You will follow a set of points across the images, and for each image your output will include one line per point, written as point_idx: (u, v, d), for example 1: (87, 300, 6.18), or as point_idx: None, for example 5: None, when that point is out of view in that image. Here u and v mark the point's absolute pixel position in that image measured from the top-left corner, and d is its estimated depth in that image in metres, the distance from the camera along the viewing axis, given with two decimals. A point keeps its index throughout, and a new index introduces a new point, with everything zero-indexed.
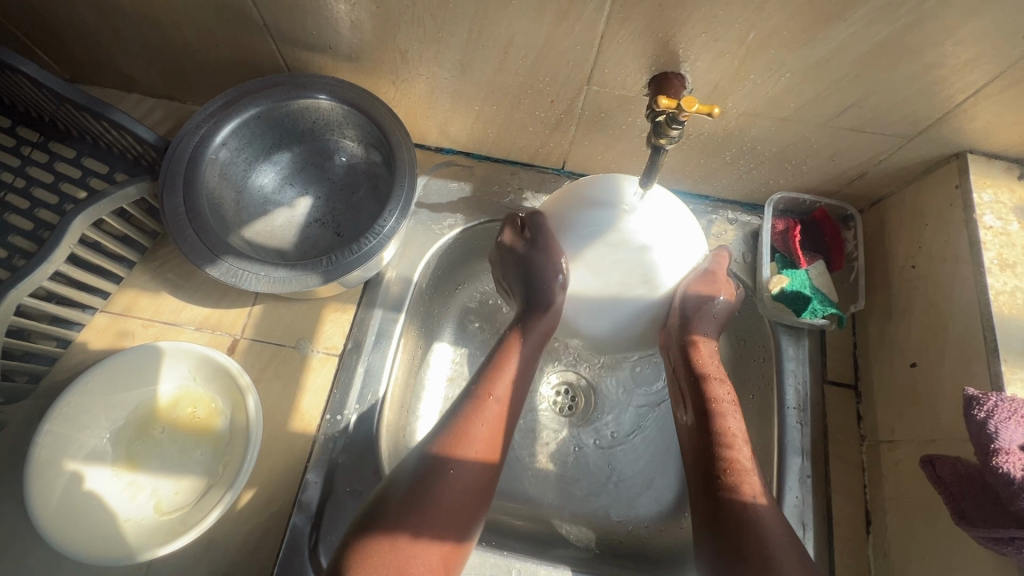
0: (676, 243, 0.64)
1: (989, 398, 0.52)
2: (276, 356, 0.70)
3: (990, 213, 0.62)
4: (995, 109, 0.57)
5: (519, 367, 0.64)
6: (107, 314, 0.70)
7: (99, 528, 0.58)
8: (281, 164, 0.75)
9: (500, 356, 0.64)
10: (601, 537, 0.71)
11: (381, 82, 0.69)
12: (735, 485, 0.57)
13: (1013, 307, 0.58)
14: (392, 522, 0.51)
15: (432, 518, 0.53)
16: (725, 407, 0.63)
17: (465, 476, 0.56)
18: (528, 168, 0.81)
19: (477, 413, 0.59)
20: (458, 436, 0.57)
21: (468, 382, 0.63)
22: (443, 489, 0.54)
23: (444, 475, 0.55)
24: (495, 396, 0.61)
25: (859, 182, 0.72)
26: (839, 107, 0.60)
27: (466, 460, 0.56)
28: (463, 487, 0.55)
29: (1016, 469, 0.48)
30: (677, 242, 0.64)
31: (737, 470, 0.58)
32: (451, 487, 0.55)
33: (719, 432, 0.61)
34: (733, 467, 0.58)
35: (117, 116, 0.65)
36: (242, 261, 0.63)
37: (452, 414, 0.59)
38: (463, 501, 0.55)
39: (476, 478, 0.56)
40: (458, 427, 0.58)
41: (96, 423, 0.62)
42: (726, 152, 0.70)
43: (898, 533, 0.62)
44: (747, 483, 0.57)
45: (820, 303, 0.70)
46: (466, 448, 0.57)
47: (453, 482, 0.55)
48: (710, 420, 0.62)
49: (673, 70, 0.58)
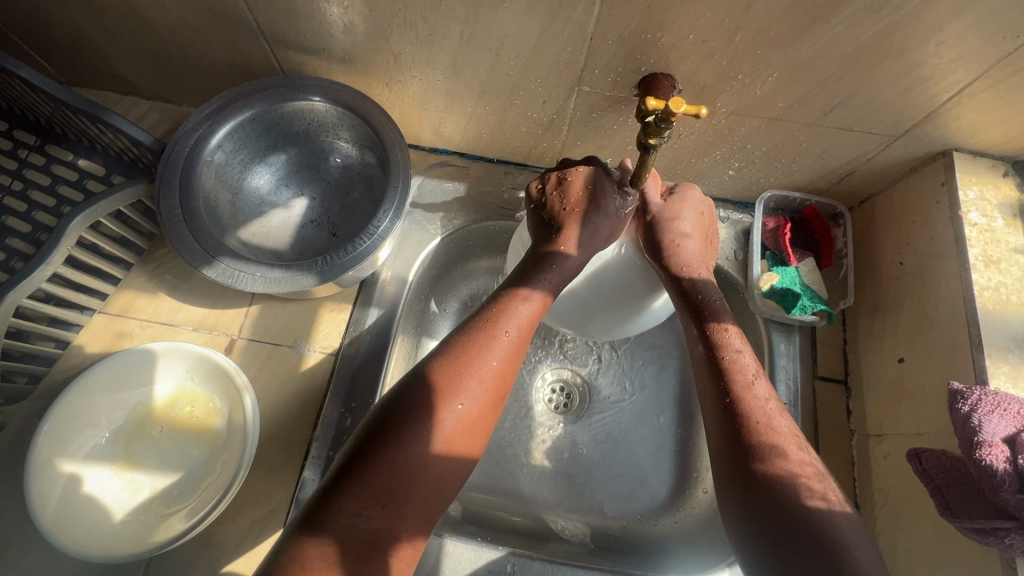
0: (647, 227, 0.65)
1: (974, 392, 0.53)
2: (273, 356, 0.70)
3: (976, 210, 0.63)
4: (979, 108, 0.58)
5: (533, 307, 0.56)
6: (105, 315, 0.71)
7: (100, 526, 0.59)
8: (277, 165, 0.76)
9: (491, 315, 0.55)
10: (595, 532, 0.72)
11: (375, 84, 0.70)
12: (792, 479, 0.49)
13: (998, 302, 0.59)
14: (364, 502, 0.44)
15: (412, 498, 0.46)
16: (761, 396, 0.54)
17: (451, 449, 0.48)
18: (522, 168, 0.82)
19: (473, 364, 0.51)
20: (451, 387, 0.50)
21: (473, 319, 0.56)
22: (425, 464, 0.47)
23: (426, 446, 0.47)
24: (490, 359, 0.53)
25: (847, 180, 0.73)
26: (827, 107, 0.60)
27: (450, 430, 0.49)
28: (448, 464, 0.48)
29: (999, 461, 0.50)
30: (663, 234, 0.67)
31: (807, 478, 0.49)
32: (433, 462, 0.47)
33: (764, 424, 0.52)
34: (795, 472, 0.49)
35: (114, 119, 0.66)
36: (239, 261, 0.64)
37: (443, 364, 0.51)
38: (449, 478, 0.48)
39: (466, 451, 0.50)
40: (443, 392, 0.50)
41: (95, 423, 0.63)
42: (717, 151, 0.71)
43: (886, 525, 0.63)
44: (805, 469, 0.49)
45: (809, 300, 0.71)
46: (452, 417, 0.49)
47: (442, 441, 0.48)
48: (752, 407, 0.53)
49: (662, 70, 0.59)
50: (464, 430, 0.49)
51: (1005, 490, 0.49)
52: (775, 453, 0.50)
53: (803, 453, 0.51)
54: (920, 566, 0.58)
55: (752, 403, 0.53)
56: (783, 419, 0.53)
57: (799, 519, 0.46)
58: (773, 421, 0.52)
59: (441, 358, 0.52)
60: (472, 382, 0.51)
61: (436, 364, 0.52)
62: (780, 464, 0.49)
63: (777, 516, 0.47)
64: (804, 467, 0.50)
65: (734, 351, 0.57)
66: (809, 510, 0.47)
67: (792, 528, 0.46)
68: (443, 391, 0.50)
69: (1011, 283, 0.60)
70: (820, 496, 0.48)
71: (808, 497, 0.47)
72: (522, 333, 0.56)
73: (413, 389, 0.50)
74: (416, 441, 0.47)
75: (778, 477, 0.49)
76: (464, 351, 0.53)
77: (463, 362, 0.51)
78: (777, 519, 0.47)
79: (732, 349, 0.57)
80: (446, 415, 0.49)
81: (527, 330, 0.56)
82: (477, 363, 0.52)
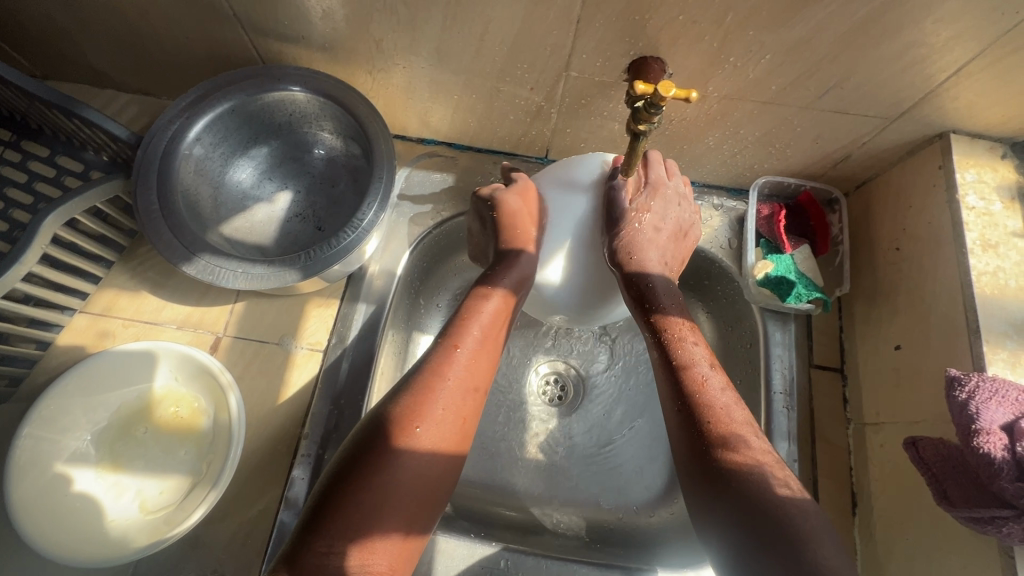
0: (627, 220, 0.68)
1: (971, 378, 0.52)
2: (259, 354, 0.69)
3: (973, 193, 0.62)
4: (977, 88, 0.57)
5: (489, 319, 0.60)
6: (86, 315, 0.70)
7: (84, 530, 0.58)
8: (259, 159, 0.74)
9: (454, 334, 0.58)
10: (591, 525, 0.71)
11: (358, 73, 0.68)
12: (761, 478, 0.49)
13: (996, 287, 0.58)
14: (336, 534, 0.45)
15: (384, 524, 0.47)
16: (716, 386, 0.56)
17: (417, 472, 0.49)
18: (511, 158, 0.80)
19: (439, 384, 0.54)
20: (420, 409, 0.52)
21: (433, 342, 0.59)
22: (393, 491, 0.48)
23: (392, 473, 0.48)
24: (450, 375, 0.55)
25: (843, 165, 0.72)
26: (821, 89, 0.59)
27: (417, 454, 0.50)
28: (416, 488, 0.49)
29: (995, 449, 0.49)
30: None
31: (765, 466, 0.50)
32: (403, 487, 0.48)
33: (722, 417, 0.53)
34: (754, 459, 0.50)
35: (89, 113, 0.64)
36: (219, 258, 0.62)
37: (410, 388, 0.54)
38: (420, 501, 0.49)
39: (434, 471, 0.51)
40: (405, 417, 0.51)
41: (77, 425, 0.62)
42: (710, 137, 0.69)
43: (883, 514, 0.62)
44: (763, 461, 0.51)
45: (805, 287, 0.69)
46: (417, 441, 0.50)
47: (414, 463, 0.50)
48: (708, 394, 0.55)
49: (652, 54, 0.57)
50: (431, 450, 0.51)
51: (1003, 479, 0.48)
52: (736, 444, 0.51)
53: (762, 442, 0.52)
54: (917, 555, 0.58)
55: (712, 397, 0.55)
56: (738, 406, 0.55)
57: (761, 506, 0.47)
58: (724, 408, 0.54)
59: (406, 383, 0.55)
60: (437, 399, 0.53)
61: (403, 391, 0.54)
62: (739, 454, 0.51)
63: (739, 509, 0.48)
64: (764, 456, 0.51)
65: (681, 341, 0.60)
66: (774, 499, 0.47)
67: (758, 517, 0.47)
68: (406, 415, 0.51)
69: (1009, 267, 0.59)
70: (784, 485, 0.49)
71: (770, 485, 0.48)
72: (481, 344, 0.58)
73: (380, 418, 0.52)
74: (381, 470, 0.48)
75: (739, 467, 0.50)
76: (427, 371, 0.55)
77: (427, 379, 0.54)
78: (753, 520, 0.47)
79: (684, 342, 0.60)
80: (411, 438, 0.50)
81: (485, 341, 0.59)
82: (440, 381, 0.54)
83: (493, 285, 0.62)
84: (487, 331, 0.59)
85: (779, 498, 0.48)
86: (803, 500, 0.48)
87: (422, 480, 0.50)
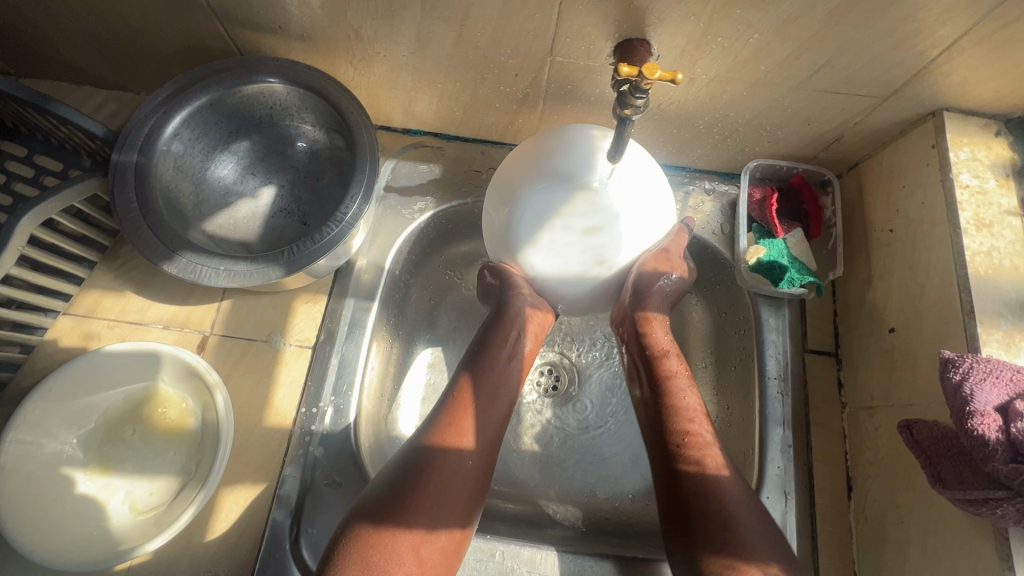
0: (647, 201, 0.61)
1: (965, 359, 0.52)
2: (247, 352, 0.68)
3: (967, 171, 0.61)
4: (970, 64, 0.55)
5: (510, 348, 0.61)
6: (70, 317, 0.69)
7: (72, 533, 0.57)
8: (240, 154, 0.72)
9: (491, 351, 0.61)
10: (588, 515, 0.71)
11: (338, 62, 0.66)
12: (690, 458, 0.54)
13: (990, 267, 0.57)
14: (375, 536, 0.47)
15: (419, 528, 0.49)
16: (674, 370, 0.61)
17: (455, 485, 0.52)
18: (498, 146, 0.79)
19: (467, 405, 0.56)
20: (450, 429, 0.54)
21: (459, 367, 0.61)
22: (433, 497, 0.50)
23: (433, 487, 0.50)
24: (489, 387, 0.58)
25: (835, 146, 0.71)
26: (811, 69, 0.58)
27: (457, 466, 0.52)
28: (457, 496, 0.51)
29: (990, 431, 0.48)
30: (644, 207, 0.61)
31: (696, 444, 0.55)
32: (442, 497, 0.51)
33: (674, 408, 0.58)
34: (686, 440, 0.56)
35: (61, 109, 0.62)
36: (200, 255, 0.61)
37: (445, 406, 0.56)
38: (457, 509, 0.51)
39: (469, 481, 0.53)
40: (443, 430, 0.54)
41: (61, 428, 0.61)
42: (699, 121, 0.68)
43: (878, 497, 0.62)
44: (706, 453, 0.55)
45: (798, 272, 0.69)
46: (453, 448, 0.53)
47: (443, 478, 0.51)
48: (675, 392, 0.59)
49: (638, 36, 0.55)
50: (458, 468, 0.52)
51: (996, 460, 0.48)
52: (675, 405, 0.58)
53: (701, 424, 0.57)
54: (912, 539, 0.57)
55: (673, 382, 0.60)
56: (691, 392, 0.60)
57: (689, 482, 0.53)
58: (682, 399, 0.59)
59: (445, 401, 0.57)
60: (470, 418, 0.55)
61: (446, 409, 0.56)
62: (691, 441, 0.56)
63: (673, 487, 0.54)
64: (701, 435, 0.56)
65: (653, 337, 0.63)
66: (695, 478, 0.53)
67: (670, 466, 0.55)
68: (444, 426, 0.54)
69: (1003, 247, 0.58)
70: (695, 463, 0.54)
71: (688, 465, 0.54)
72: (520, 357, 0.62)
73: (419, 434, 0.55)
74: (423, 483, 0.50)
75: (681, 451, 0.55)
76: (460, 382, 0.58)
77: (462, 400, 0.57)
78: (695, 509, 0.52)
79: (653, 333, 0.63)
80: (451, 454, 0.53)
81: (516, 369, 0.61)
82: (480, 396, 0.57)
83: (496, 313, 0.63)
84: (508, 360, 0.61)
85: (699, 472, 0.54)
86: (719, 473, 0.54)
87: (461, 487, 0.52)
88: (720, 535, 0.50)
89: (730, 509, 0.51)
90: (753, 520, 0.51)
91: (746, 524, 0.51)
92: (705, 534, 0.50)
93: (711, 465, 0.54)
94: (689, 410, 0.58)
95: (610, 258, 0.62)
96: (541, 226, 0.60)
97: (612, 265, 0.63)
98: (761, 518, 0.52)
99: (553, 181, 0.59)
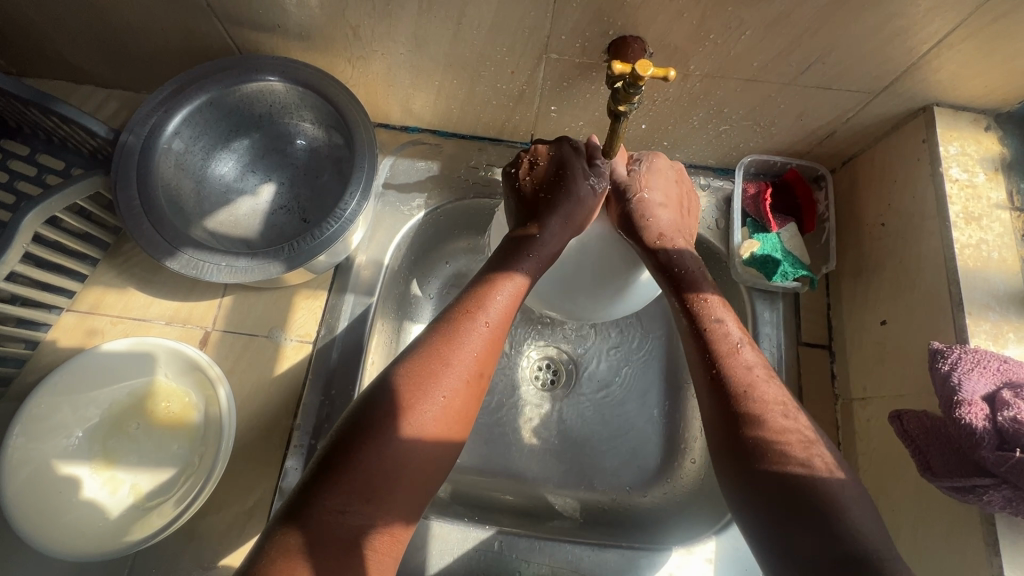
0: None
1: (954, 350, 0.53)
2: (249, 347, 0.69)
3: (957, 165, 0.62)
4: (958, 60, 0.56)
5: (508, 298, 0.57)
6: (73, 314, 0.70)
7: (79, 525, 0.58)
8: (240, 151, 0.73)
9: (473, 310, 0.55)
10: (586, 505, 0.72)
11: (337, 61, 0.67)
12: (785, 456, 0.49)
13: (979, 259, 0.58)
14: (328, 513, 0.44)
15: (376, 506, 0.46)
16: (747, 361, 0.55)
17: (422, 457, 0.48)
18: (495, 143, 0.79)
19: (442, 371, 0.51)
20: (411, 398, 0.50)
21: (436, 323, 0.56)
22: (389, 474, 0.47)
23: (397, 460, 0.47)
24: (467, 348, 0.53)
25: (828, 141, 0.72)
26: (803, 65, 0.58)
27: (418, 444, 0.48)
28: (422, 470, 0.48)
29: (977, 419, 0.49)
30: None
31: (790, 442, 0.50)
32: (408, 470, 0.48)
33: (755, 396, 0.52)
34: (786, 434, 0.50)
35: (64, 109, 0.63)
36: (202, 252, 0.62)
37: (412, 370, 0.51)
38: (412, 491, 0.48)
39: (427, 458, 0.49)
40: (404, 399, 0.49)
41: (66, 423, 0.62)
42: (694, 117, 0.69)
43: (870, 487, 0.63)
44: (805, 452, 0.49)
45: (791, 266, 0.70)
46: (416, 423, 0.49)
47: (401, 456, 0.47)
48: (749, 377, 0.53)
49: (631, 33, 0.56)
50: (423, 442, 0.49)
51: (984, 448, 0.49)
52: (754, 394, 0.52)
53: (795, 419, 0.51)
54: (902, 526, 0.59)
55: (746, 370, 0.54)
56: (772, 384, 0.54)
57: (788, 483, 0.48)
58: (761, 384, 0.53)
59: (411, 357, 0.53)
60: (443, 379, 0.51)
61: (408, 372, 0.51)
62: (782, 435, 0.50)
63: (769, 484, 0.48)
64: (790, 432, 0.50)
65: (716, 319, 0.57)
66: (801, 480, 0.48)
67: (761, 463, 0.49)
68: (405, 396, 0.50)
69: (991, 240, 0.59)
70: (799, 462, 0.49)
71: (786, 461, 0.49)
72: (501, 325, 0.56)
73: (375, 399, 0.50)
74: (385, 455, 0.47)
75: (772, 444, 0.50)
76: (436, 344, 0.53)
77: (435, 358, 0.52)
78: (803, 514, 0.46)
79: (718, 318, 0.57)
80: (414, 422, 0.49)
81: (504, 320, 0.57)
82: (452, 359, 0.52)
83: (515, 268, 0.58)
84: (501, 317, 0.56)
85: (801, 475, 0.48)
86: (824, 472, 0.48)
87: (419, 462, 0.48)
88: (847, 535, 0.45)
89: (841, 506, 0.46)
90: (872, 512, 0.47)
91: (866, 528, 0.45)
92: (831, 535, 0.45)
93: (813, 464, 0.48)
94: (775, 401, 0.52)
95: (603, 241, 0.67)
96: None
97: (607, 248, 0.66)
98: (879, 518, 0.47)
99: None
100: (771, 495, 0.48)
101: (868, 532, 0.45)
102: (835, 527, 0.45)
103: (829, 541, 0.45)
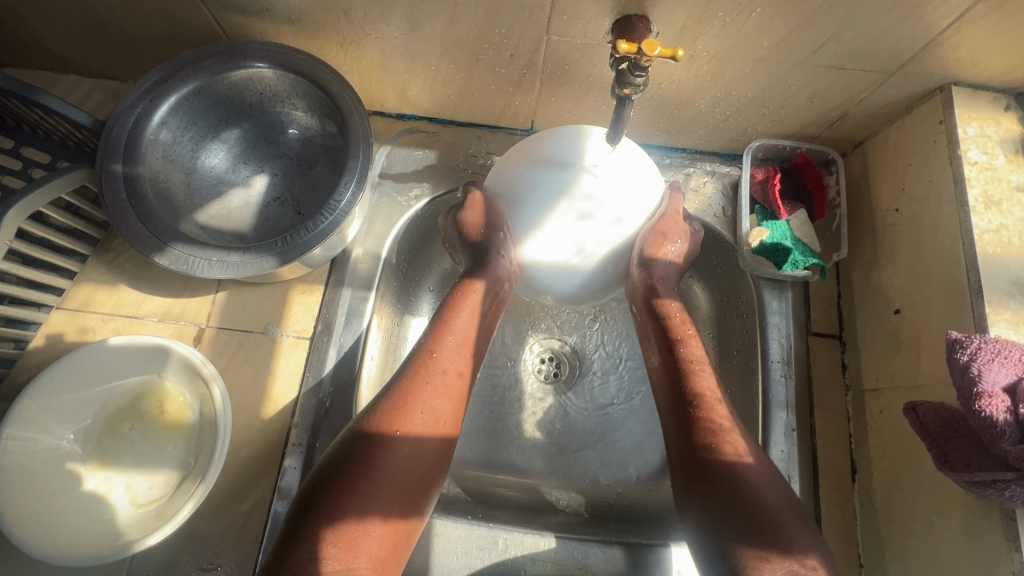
0: (632, 176, 0.60)
1: (973, 340, 0.51)
2: (244, 344, 0.67)
3: (976, 147, 0.59)
4: (980, 36, 0.54)
5: (467, 314, 0.59)
6: (64, 311, 0.68)
7: (72, 529, 0.57)
8: (231, 142, 0.71)
9: (429, 342, 0.56)
10: (591, 501, 0.71)
11: (329, 46, 0.65)
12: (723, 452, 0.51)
13: (999, 246, 0.56)
14: (301, 556, 0.43)
15: (351, 544, 0.45)
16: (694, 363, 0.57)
17: (391, 488, 0.48)
18: (495, 131, 0.77)
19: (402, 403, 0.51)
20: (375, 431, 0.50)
21: (405, 359, 0.56)
22: (359, 508, 0.46)
23: (361, 494, 0.47)
24: (429, 376, 0.54)
25: (839, 124, 0.69)
26: (816, 43, 0.56)
27: (385, 474, 0.48)
28: (391, 501, 0.48)
29: (997, 412, 0.47)
30: (635, 184, 0.60)
31: (724, 437, 0.52)
32: (379, 499, 0.47)
33: (714, 419, 0.53)
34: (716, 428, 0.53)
35: (47, 100, 0.60)
36: (192, 246, 0.60)
37: (378, 407, 0.52)
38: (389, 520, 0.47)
39: (400, 486, 0.49)
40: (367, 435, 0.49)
41: (58, 424, 0.60)
42: (700, 100, 0.66)
43: (883, 480, 0.62)
44: (734, 445, 0.52)
45: (800, 254, 0.67)
46: (382, 456, 0.48)
47: (369, 489, 0.47)
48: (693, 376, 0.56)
49: (637, 12, 0.53)
50: (392, 473, 0.48)
51: (1004, 442, 0.47)
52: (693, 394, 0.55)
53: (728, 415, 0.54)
54: (917, 521, 0.57)
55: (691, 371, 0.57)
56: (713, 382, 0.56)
57: (717, 480, 0.50)
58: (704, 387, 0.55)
59: (375, 401, 0.53)
60: (411, 408, 0.51)
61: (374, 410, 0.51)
62: (709, 427, 0.53)
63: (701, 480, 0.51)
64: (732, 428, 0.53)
65: (680, 327, 0.60)
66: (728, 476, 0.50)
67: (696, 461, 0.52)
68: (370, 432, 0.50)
69: (1012, 225, 0.57)
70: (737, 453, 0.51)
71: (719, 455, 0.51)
72: (464, 345, 0.57)
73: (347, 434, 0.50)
74: (351, 493, 0.47)
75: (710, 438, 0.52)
76: (403, 377, 0.54)
77: (399, 394, 0.52)
78: (729, 510, 0.48)
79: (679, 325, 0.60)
80: (381, 455, 0.49)
81: (466, 344, 0.58)
82: (412, 391, 0.52)
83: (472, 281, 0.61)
84: (465, 330, 0.58)
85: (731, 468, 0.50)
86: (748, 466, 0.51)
87: (391, 491, 0.48)
88: (768, 529, 0.47)
89: (766, 501, 0.49)
90: (789, 506, 0.49)
91: (781, 519, 0.48)
92: (753, 530, 0.47)
93: (738, 457, 0.51)
94: (713, 399, 0.55)
95: (588, 249, 0.60)
96: (543, 212, 0.60)
97: (591, 256, 0.61)
98: (796, 510, 0.49)
99: (552, 167, 0.60)
100: (715, 511, 0.49)
101: (787, 527, 0.47)
102: (760, 517, 0.48)
103: (742, 527, 0.48)
